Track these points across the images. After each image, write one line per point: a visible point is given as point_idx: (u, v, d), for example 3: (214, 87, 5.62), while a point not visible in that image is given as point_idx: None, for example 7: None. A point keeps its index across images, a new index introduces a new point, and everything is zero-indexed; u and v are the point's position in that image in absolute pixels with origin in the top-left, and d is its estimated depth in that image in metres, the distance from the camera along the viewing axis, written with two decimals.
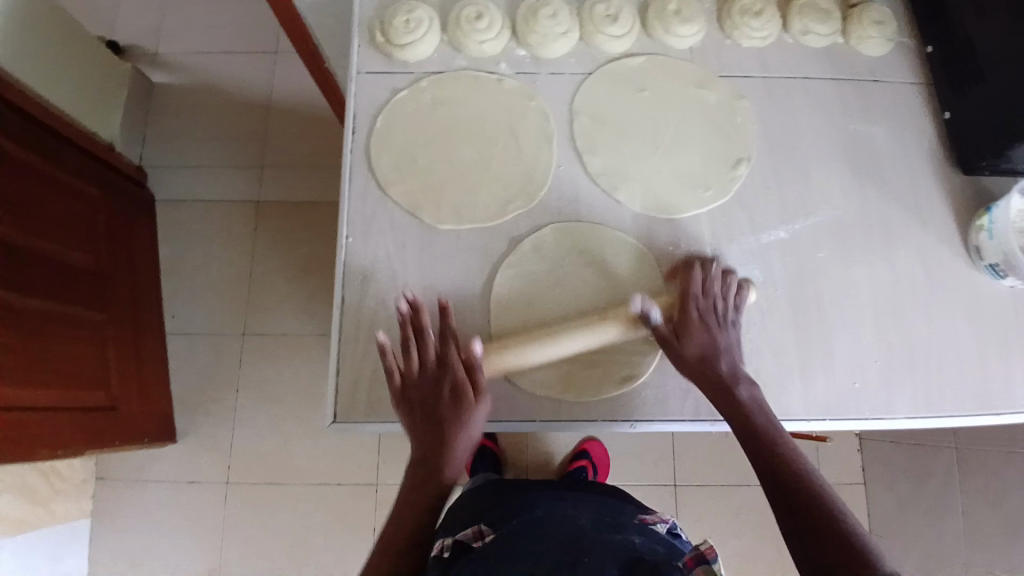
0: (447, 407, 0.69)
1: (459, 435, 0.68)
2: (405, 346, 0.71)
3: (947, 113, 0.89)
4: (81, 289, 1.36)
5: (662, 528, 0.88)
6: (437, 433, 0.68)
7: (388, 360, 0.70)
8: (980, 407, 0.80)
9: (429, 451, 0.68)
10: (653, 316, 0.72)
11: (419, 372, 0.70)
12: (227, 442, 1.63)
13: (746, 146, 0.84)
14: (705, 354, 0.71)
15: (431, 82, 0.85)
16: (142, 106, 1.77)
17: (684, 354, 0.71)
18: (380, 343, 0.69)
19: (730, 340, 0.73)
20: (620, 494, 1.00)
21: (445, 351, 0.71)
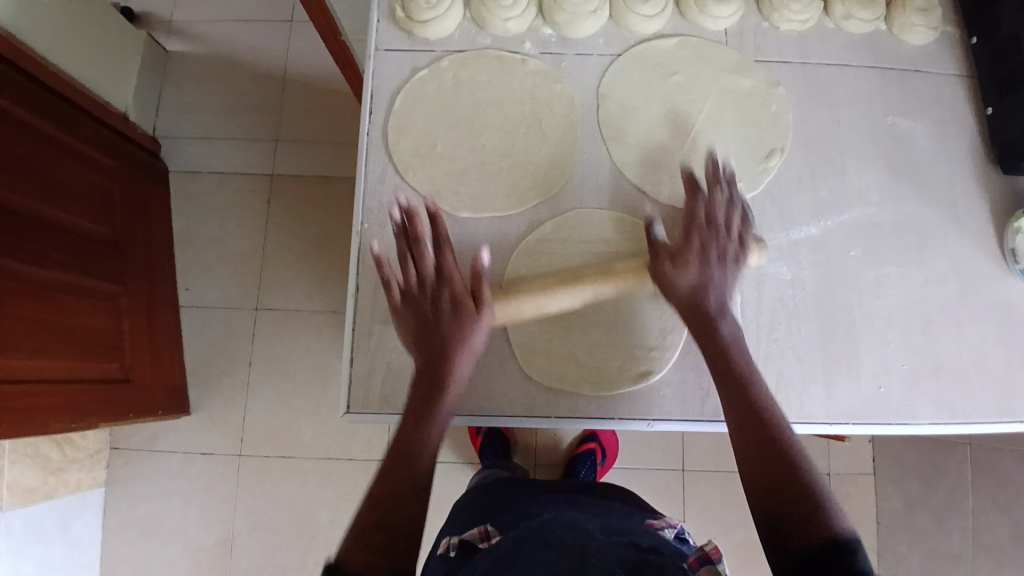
0: (443, 325, 0.67)
1: (455, 354, 0.66)
2: (402, 258, 0.68)
3: (990, 109, 0.84)
4: (96, 260, 1.36)
5: (670, 533, 0.88)
6: (432, 352, 0.66)
7: (384, 270, 0.67)
8: (1006, 414, 0.78)
9: (426, 363, 0.66)
10: (655, 231, 0.69)
11: (415, 287, 0.68)
12: (238, 416, 1.64)
13: (780, 137, 0.80)
14: (696, 288, 0.67)
15: (453, 61, 0.81)
16: (157, 75, 1.75)
17: (677, 286, 0.68)
18: (375, 253, 0.67)
19: (739, 270, 0.69)
20: (629, 499, 1.00)
21: (444, 273, 0.67)
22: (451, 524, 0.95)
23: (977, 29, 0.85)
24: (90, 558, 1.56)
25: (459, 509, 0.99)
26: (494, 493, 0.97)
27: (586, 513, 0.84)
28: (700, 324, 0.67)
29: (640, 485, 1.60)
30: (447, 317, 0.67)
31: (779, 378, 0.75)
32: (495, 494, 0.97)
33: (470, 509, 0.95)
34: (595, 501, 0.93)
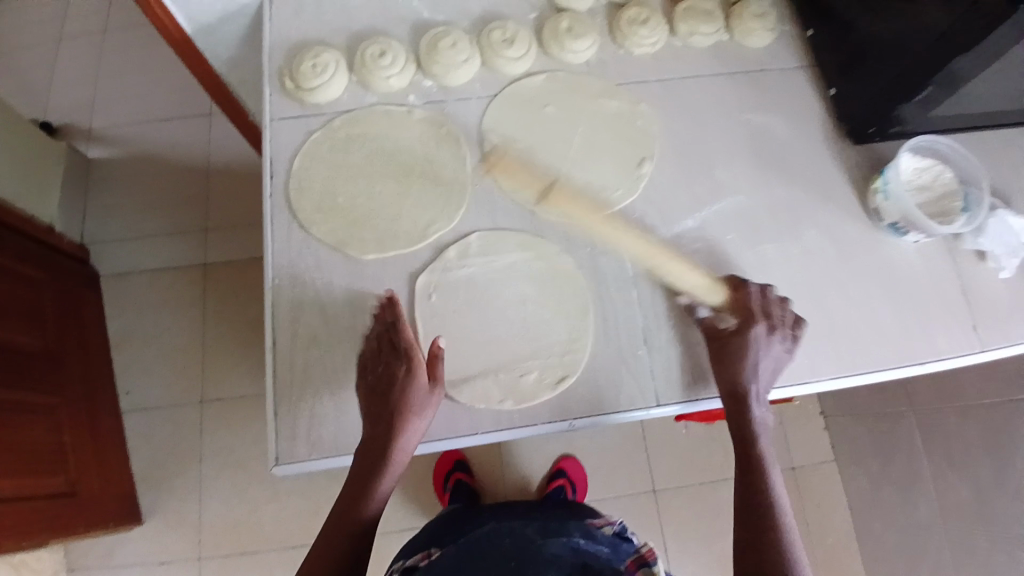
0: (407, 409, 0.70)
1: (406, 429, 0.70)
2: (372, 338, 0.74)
3: (832, 90, 0.96)
4: (34, 373, 1.33)
5: (610, 531, 0.91)
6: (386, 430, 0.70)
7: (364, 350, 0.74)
8: (902, 359, 0.84)
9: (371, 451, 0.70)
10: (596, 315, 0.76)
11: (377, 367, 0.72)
12: (194, 515, 1.57)
13: (649, 146, 0.89)
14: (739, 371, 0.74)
15: (343, 120, 0.88)
16: (79, 183, 1.77)
17: (729, 366, 0.74)
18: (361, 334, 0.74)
19: (772, 348, 0.74)
20: (579, 507, 1.04)
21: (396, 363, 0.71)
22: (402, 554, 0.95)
23: (811, 22, 0.98)
24: None
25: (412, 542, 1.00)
26: (447, 525, 0.98)
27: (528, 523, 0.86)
28: (733, 402, 0.73)
29: (615, 512, 1.59)
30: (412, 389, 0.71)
31: (686, 362, 0.80)
32: (448, 525, 0.98)
33: (422, 539, 0.96)
34: (539, 511, 0.97)
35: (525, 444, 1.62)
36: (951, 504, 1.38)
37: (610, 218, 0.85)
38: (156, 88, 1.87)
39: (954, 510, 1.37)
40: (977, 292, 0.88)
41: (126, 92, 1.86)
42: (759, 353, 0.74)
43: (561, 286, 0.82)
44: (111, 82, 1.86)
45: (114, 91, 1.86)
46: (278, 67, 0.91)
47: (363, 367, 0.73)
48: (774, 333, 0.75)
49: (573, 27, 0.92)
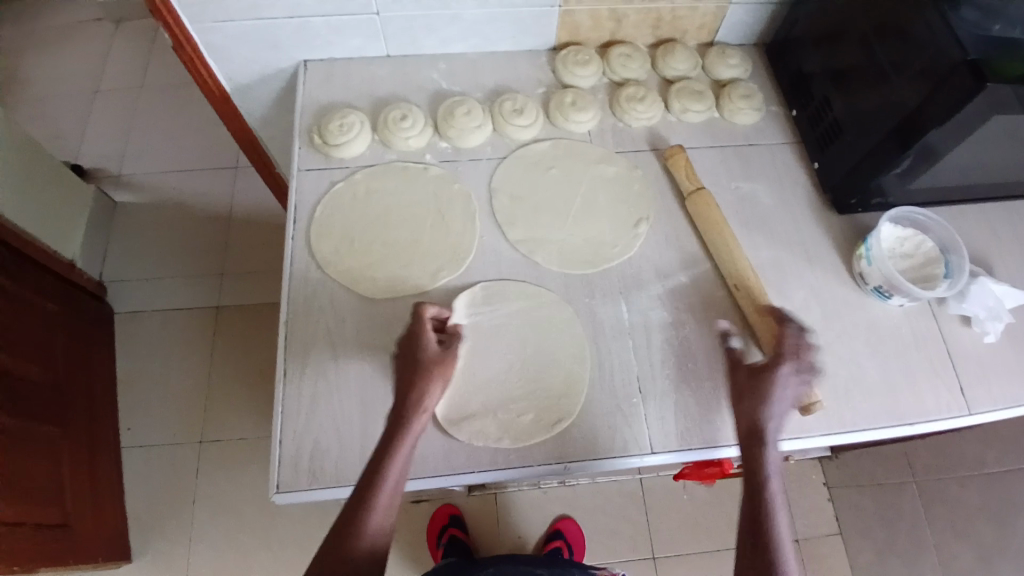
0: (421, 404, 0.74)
1: (418, 422, 0.72)
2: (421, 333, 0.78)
3: (815, 163, 1.04)
4: (40, 403, 1.36)
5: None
6: (399, 424, 0.72)
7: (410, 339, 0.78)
8: (892, 419, 0.87)
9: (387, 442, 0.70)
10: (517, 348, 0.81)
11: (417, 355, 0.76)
12: (183, 560, 1.55)
13: (645, 208, 0.96)
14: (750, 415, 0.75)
15: (365, 174, 0.95)
16: (106, 225, 1.86)
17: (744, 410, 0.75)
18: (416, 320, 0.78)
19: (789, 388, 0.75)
20: (578, 564, 1.03)
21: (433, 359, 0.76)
22: None
23: (796, 103, 1.07)
24: None
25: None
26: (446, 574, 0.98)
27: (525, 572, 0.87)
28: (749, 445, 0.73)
29: None
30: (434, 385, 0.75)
31: (677, 410, 0.83)
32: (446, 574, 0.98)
33: None
34: (538, 564, 0.97)
35: (521, 501, 1.61)
36: None
37: (607, 272, 0.91)
38: (188, 142, 1.99)
39: None
40: (963, 354, 0.92)
41: (159, 144, 1.98)
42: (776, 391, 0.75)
43: (557, 333, 0.86)
44: (146, 135, 2.00)
45: (148, 142, 1.98)
46: (308, 126, 1.00)
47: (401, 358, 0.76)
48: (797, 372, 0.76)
49: (577, 101, 1.01)
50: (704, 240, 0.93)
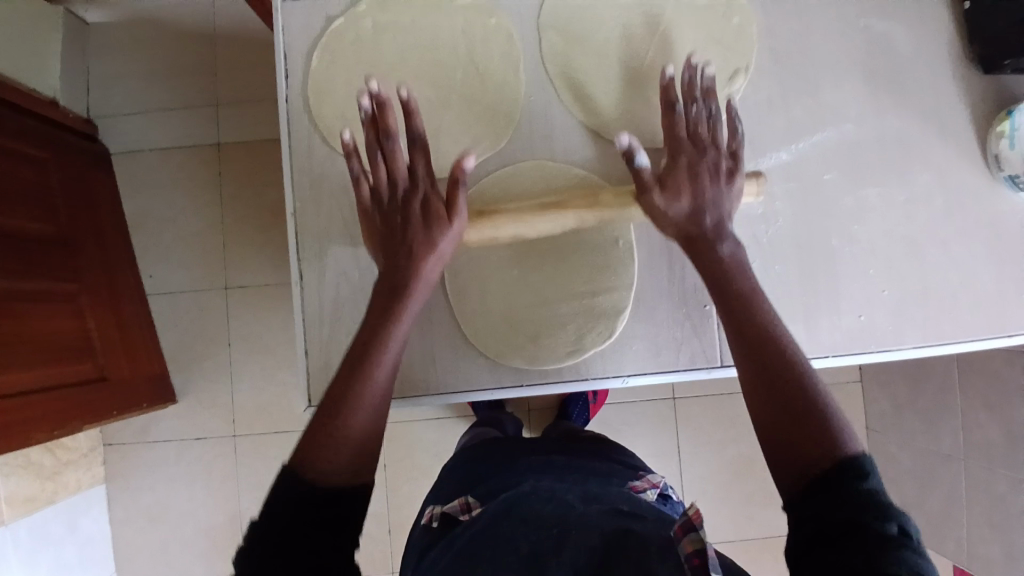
0: (726, 239, 0.64)
1: (415, 268, 0.63)
2: (372, 153, 0.62)
3: (967, 2, 0.76)
4: (50, 264, 1.29)
5: (652, 495, 0.89)
6: (396, 270, 0.63)
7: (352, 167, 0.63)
8: (993, 330, 0.74)
9: (384, 275, 0.63)
10: (638, 158, 0.64)
11: (386, 190, 0.63)
12: (226, 396, 1.62)
13: (744, 55, 0.73)
14: (691, 214, 0.65)
15: (371, 6, 0.72)
16: (81, 50, 1.60)
17: (670, 215, 0.65)
18: (341, 141, 0.61)
19: (419, 190, 0.63)
20: (614, 455, 1.01)
21: (413, 175, 0.63)
22: (435, 492, 0.97)
23: None
24: (105, 553, 1.59)
25: (441, 481, 1.00)
26: (477, 456, 0.99)
27: (569, 480, 0.84)
28: (700, 250, 0.64)
29: (637, 419, 1.59)
30: (716, 186, 0.65)
31: None
32: (476, 457, 0.99)
33: (451, 479, 0.96)
34: (574, 464, 0.92)
35: None
36: (977, 440, 1.33)
37: None
38: None
39: (981, 449, 1.32)
40: None
41: None
42: (415, 191, 0.63)
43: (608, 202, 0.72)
44: None
45: None
46: None
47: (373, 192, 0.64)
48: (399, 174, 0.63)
49: None
50: (794, 116, 0.74)
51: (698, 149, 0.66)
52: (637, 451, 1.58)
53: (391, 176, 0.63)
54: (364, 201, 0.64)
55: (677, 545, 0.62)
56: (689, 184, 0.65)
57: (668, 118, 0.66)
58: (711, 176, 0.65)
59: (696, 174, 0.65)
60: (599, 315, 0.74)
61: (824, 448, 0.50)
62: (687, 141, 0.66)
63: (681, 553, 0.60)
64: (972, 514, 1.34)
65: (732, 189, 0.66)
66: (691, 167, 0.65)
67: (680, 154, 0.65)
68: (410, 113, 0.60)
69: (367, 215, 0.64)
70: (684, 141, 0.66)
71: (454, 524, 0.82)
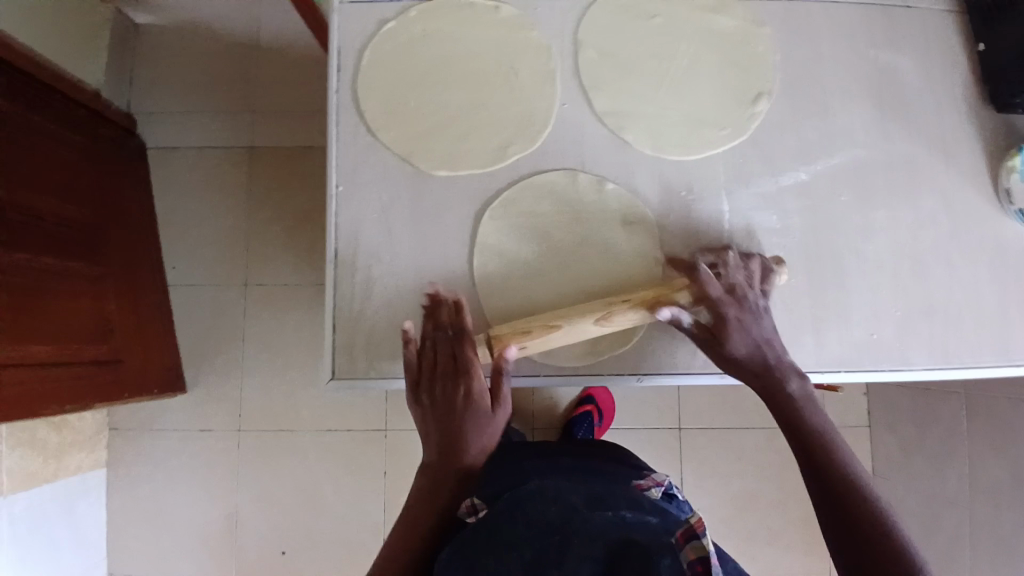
0: (783, 381, 0.69)
1: (470, 443, 0.69)
2: (425, 342, 0.69)
3: (981, 46, 0.80)
4: (78, 245, 1.33)
5: (657, 493, 0.90)
6: (451, 445, 0.69)
7: (409, 350, 0.69)
8: (999, 358, 0.76)
9: (442, 450, 0.69)
10: (684, 321, 0.68)
11: (435, 371, 0.69)
12: (235, 391, 1.64)
13: (766, 80, 0.78)
14: (750, 355, 0.69)
15: (421, 13, 0.78)
16: (129, 49, 1.68)
17: (735, 358, 0.69)
18: (403, 335, 0.69)
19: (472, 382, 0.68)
20: (619, 458, 1.03)
21: (463, 368, 0.68)
22: None
23: None
24: (97, 541, 1.58)
25: None
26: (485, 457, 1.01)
27: (576, 481, 0.85)
28: (765, 388, 0.69)
29: (638, 444, 1.59)
30: (760, 328, 0.69)
31: None
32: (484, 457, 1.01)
33: None
34: (581, 467, 0.94)
35: None
36: (982, 484, 1.32)
37: (708, 160, 0.77)
38: None
39: (986, 496, 1.31)
40: None
41: None
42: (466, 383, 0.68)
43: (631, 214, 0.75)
44: None
45: None
46: None
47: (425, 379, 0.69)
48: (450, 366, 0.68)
49: None
50: (811, 139, 0.77)
51: (738, 302, 0.69)
52: None
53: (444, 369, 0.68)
54: (414, 379, 0.70)
55: (677, 551, 0.65)
56: (738, 330, 0.68)
57: (705, 291, 0.68)
58: (754, 322, 0.69)
59: (742, 326, 0.68)
60: (617, 326, 0.77)
61: (890, 565, 0.60)
62: (729, 298, 0.68)
63: (682, 559, 0.64)
64: (974, 559, 1.33)
65: (770, 324, 0.70)
66: (736, 320, 0.68)
67: (723, 310, 0.68)
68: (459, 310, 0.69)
69: (417, 393, 0.69)
70: (724, 299, 0.68)
71: (459, 526, 0.76)
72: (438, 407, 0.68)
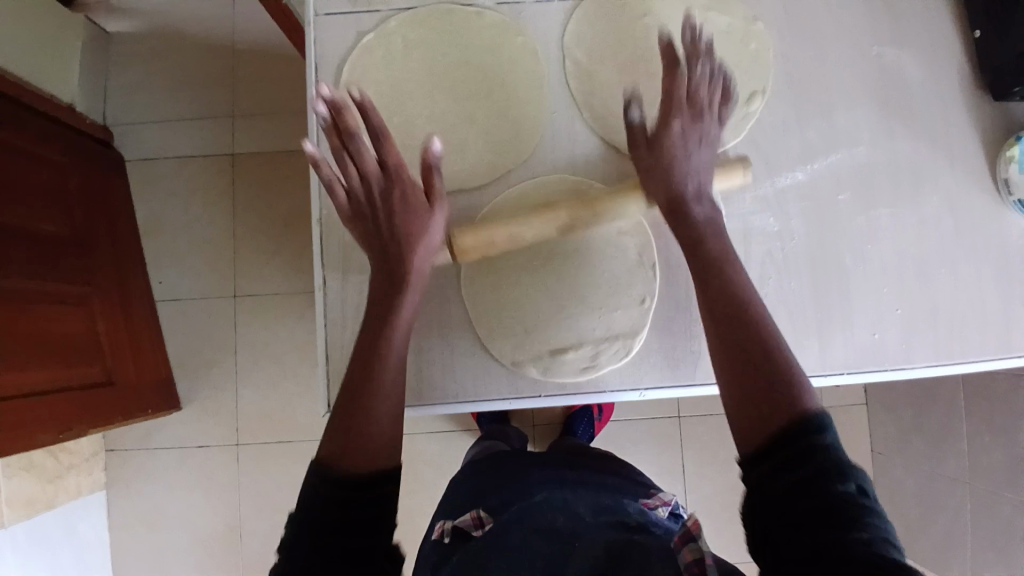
0: (697, 198, 0.66)
1: (411, 257, 0.67)
2: (339, 155, 0.64)
3: (977, 32, 0.78)
4: (66, 266, 1.30)
5: (664, 513, 0.88)
6: (392, 269, 0.67)
7: (323, 173, 0.64)
8: (1002, 350, 0.76)
9: (383, 281, 0.67)
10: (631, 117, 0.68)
11: (361, 182, 0.65)
12: (232, 404, 1.62)
13: (761, 78, 0.76)
14: (670, 181, 0.67)
15: (402, 22, 0.75)
16: (102, 58, 1.63)
17: (652, 187, 0.68)
18: (308, 154, 0.63)
19: (404, 186, 0.65)
20: (619, 472, 1.00)
21: (390, 167, 0.65)
22: (445, 505, 0.97)
23: None
24: (101, 560, 1.57)
25: (450, 493, 1.00)
26: (485, 466, 0.99)
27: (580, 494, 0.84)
28: (676, 216, 0.66)
29: (641, 437, 1.59)
30: (695, 164, 0.67)
31: None
32: (484, 468, 0.99)
33: (461, 491, 0.96)
34: (586, 479, 0.92)
35: None
36: (982, 466, 1.31)
37: None
38: None
39: (985, 475, 1.30)
40: None
41: None
42: (399, 188, 0.65)
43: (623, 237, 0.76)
44: None
45: None
46: None
47: (355, 200, 0.66)
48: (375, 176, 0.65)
49: None
50: (810, 137, 0.76)
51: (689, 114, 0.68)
52: (640, 467, 1.58)
53: (369, 181, 0.65)
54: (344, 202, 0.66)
55: (677, 556, 0.62)
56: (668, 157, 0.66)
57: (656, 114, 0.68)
58: (690, 142, 0.67)
59: (679, 160, 0.66)
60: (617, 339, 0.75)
61: (789, 406, 0.54)
62: (680, 105, 0.67)
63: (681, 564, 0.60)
64: (973, 537, 1.33)
65: (710, 163, 0.68)
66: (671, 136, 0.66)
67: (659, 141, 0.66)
68: (368, 112, 0.62)
69: (349, 210, 0.66)
70: (675, 103, 0.67)
71: (467, 539, 0.81)
72: (370, 220, 0.67)
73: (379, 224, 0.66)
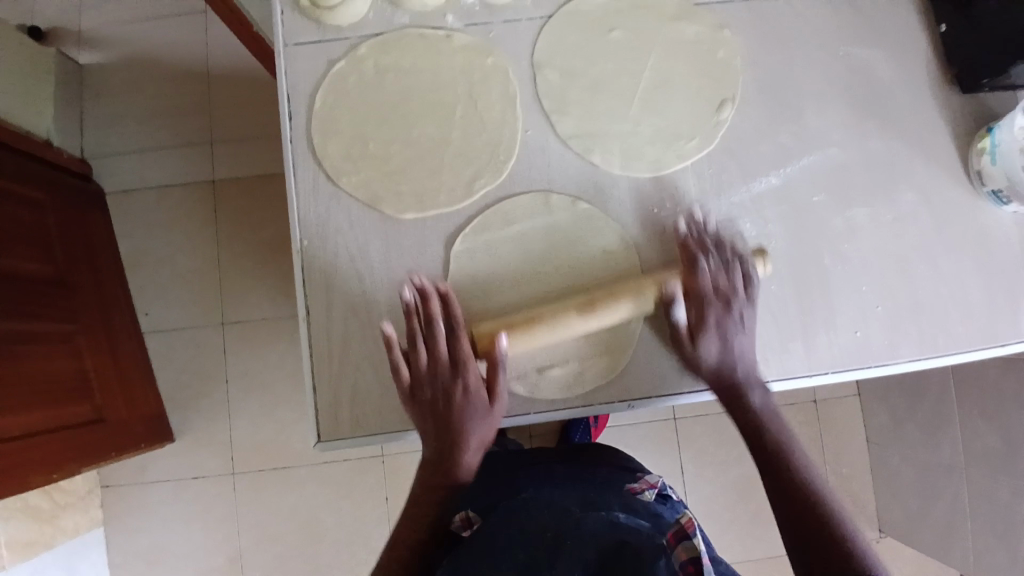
0: (741, 368, 0.70)
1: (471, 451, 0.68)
2: (413, 338, 0.67)
3: (944, 26, 0.80)
4: (49, 305, 1.28)
5: (651, 495, 0.88)
6: (452, 449, 0.68)
7: (394, 354, 0.66)
8: (987, 340, 0.76)
9: (441, 461, 0.69)
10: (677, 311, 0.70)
11: (429, 373, 0.67)
12: (225, 433, 1.60)
13: (730, 85, 0.77)
14: (719, 360, 0.70)
15: (372, 48, 0.75)
16: (75, 92, 1.62)
17: (703, 359, 0.70)
18: (385, 335, 0.66)
19: (468, 376, 0.67)
20: (611, 459, 1.00)
21: (460, 364, 0.67)
22: None
23: None
24: None
25: None
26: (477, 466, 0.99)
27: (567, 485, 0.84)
28: (729, 391, 0.70)
29: (638, 441, 1.59)
30: (739, 337, 0.70)
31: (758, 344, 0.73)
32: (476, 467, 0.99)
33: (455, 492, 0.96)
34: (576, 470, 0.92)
35: None
36: (977, 450, 1.33)
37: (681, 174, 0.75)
38: None
39: (979, 459, 1.31)
40: None
41: None
42: (464, 380, 0.67)
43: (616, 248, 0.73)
44: None
45: None
46: None
47: (416, 381, 0.67)
48: (441, 367, 0.67)
49: None
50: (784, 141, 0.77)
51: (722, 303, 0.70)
52: None
53: (438, 372, 0.67)
54: (408, 387, 0.68)
55: (670, 552, 0.64)
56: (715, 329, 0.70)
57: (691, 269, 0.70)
58: (736, 327, 0.70)
59: (722, 330, 0.70)
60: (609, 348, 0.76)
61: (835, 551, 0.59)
62: (712, 298, 0.70)
63: (673, 561, 0.63)
64: (973, 522, 1.34)
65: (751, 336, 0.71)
66: (721, 308, 0.70)
67: (706, 308, 0.69)
68: (449, 304, 0.67)
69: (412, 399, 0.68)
70: (709, 298, 0.70)
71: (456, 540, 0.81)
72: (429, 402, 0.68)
73: (441, 405, 0.67)
